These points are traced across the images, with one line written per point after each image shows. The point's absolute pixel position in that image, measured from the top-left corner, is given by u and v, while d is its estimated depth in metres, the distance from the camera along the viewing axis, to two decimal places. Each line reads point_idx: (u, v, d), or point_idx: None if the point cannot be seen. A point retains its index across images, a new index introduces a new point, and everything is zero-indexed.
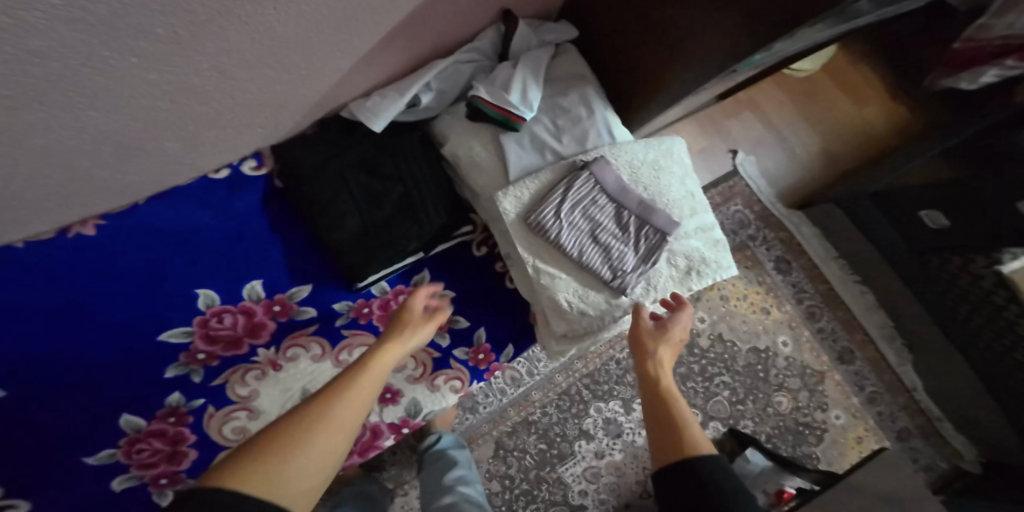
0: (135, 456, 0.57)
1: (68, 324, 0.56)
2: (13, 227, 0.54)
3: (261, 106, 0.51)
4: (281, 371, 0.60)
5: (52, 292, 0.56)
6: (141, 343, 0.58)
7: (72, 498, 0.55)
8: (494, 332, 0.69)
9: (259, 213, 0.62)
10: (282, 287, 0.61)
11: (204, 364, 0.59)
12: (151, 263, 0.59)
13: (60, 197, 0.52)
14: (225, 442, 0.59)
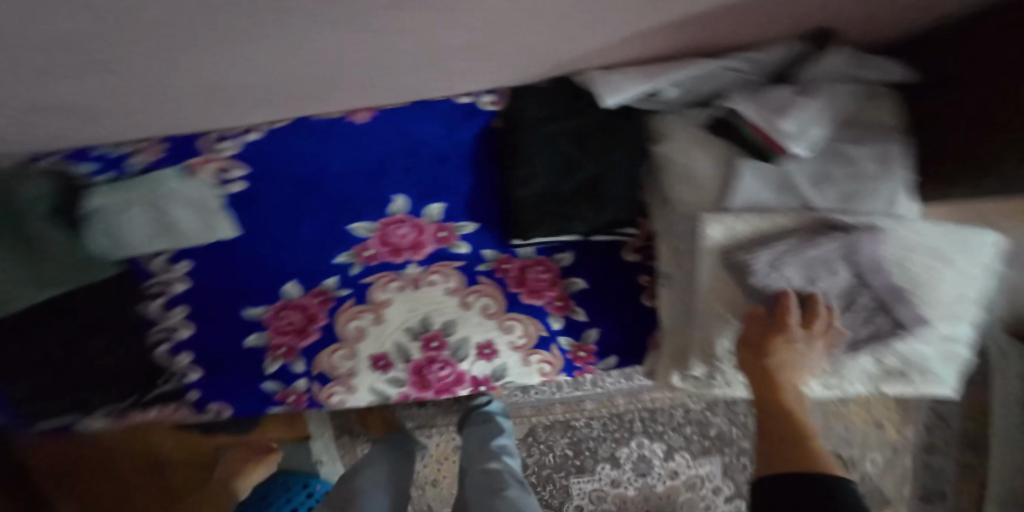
0: (277, 319, 0.70)
1: (301, 190, 0.61)
2: (313, 101, 0.51)
3: (506, 60, 0.49)
4: (417, 290, 0.71)
5: (299, 162, 0.58)
6: (333, 227, 0.66)
7: (235, 329, 0.69)
8: (604, 338, 0.69)
9: (471, 143, 0.61)
10: (456, 217, 0.67)
11: (368, 261, 0.69)
12: (375, 160, 0.61)
13: (322, 98, 0.51)
14: (344, 333, 0.71)
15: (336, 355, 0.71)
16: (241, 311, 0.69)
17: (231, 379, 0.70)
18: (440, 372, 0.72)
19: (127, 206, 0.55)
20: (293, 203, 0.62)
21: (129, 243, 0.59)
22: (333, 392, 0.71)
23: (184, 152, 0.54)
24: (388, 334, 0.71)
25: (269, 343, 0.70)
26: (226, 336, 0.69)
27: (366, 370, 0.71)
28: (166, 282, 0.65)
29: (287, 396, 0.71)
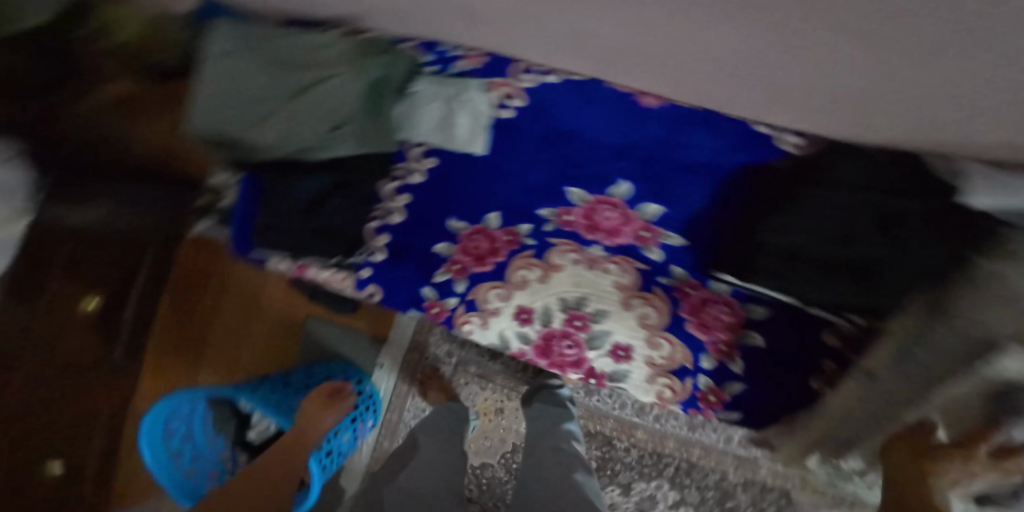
0: (467, 240, 0.74)
1: (559, 138, 0.69)
2: (617, 67, 0.56)
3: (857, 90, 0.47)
4: (590, 272, 0.71)
5: (572, 117, 0.66)
6: (558, 181, 0.72)
7: (428, 231, 0.75)
8: (744, 396, 0.67)
9: (734, 168, 0.62)
10: (669, 225, 0.68)
11: (563, 224, 0.72)
12: (635, 143, 0.65)
13: (632, 55, 0.53)
14: (508, 279, 0.73)
15: (488, 291, 0.73)
16: (447, 220, 0.75)
17: (400, 273, 0.74)
18: (567, 350, 0.74)
19: (436, 96, 0.68)
20: (541, 148, 0.71)
21: (413, 130, 0.72)
22: (471, 320, 0.74)
23: (490, 73, 0.65)
24: (541, 297, 0.72)
25: (451, 256, 0.74)
26: (419, 232, 0.76)
27: (506, 317, 0.74)
28: (411, 171, 0.75)
29: (431, 307, 0.74)
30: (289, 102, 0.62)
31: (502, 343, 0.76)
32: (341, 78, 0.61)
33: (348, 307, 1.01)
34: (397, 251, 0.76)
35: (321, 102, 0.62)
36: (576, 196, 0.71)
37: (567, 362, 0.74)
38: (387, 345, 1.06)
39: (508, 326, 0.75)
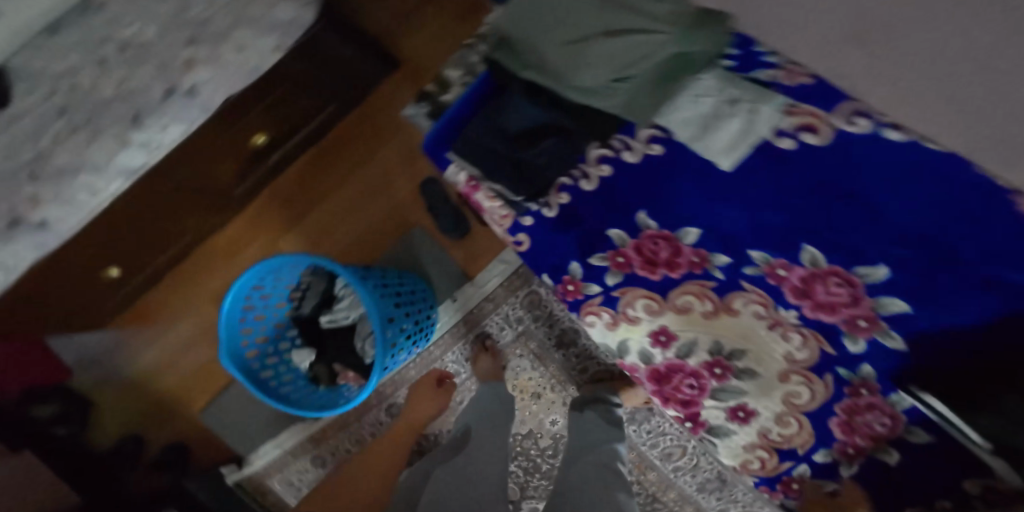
0: (648, 240, 0.62)
1: (835, 185, 0.55)
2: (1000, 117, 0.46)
3: None
4: (764, 330, 0.58)
5: (881, 175, 0.52)
6: (799, 230, 0.56)
7: (606, 210, 0.64)
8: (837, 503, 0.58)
9: None
10: (907, 330, 0.51)
11: (769, 276, 0.57)
12: (941, 232, 0.50)
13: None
14: (671, 297, 0.61)
15: (639, 299, 0.62)
16: (636, 211, 0.63)
17: (559, 238, 0.66)
18: (686, 387, 0.63)
19: (721, 92, 0.60)
20: (803, 190, 0.56)
21: (667, 111, 0.62)
22: (600, 315, 0.65)
23: (791, 93, 0.58)
24: (699, 331, 0.61)
25: (619, 247, 0.63)
26: (601, 208, 0.65)
27: (641, 332, 0.63)
28: (628, 147, 0.64)
29: (565, 283, 0.66)
30: (601, 37, 0.53)
31: (619, 348, 0.65)
32: (666, 39, 0.53)
33: (456, 230, 0.96)
34: (568, 219, 0.66)
35: (628, 47, 0.53)
36: (807, 256, 0.55)
37: (676, 399, 0.63)
38: (470, 285, 1.00)
39: (636, 338, 0.64)
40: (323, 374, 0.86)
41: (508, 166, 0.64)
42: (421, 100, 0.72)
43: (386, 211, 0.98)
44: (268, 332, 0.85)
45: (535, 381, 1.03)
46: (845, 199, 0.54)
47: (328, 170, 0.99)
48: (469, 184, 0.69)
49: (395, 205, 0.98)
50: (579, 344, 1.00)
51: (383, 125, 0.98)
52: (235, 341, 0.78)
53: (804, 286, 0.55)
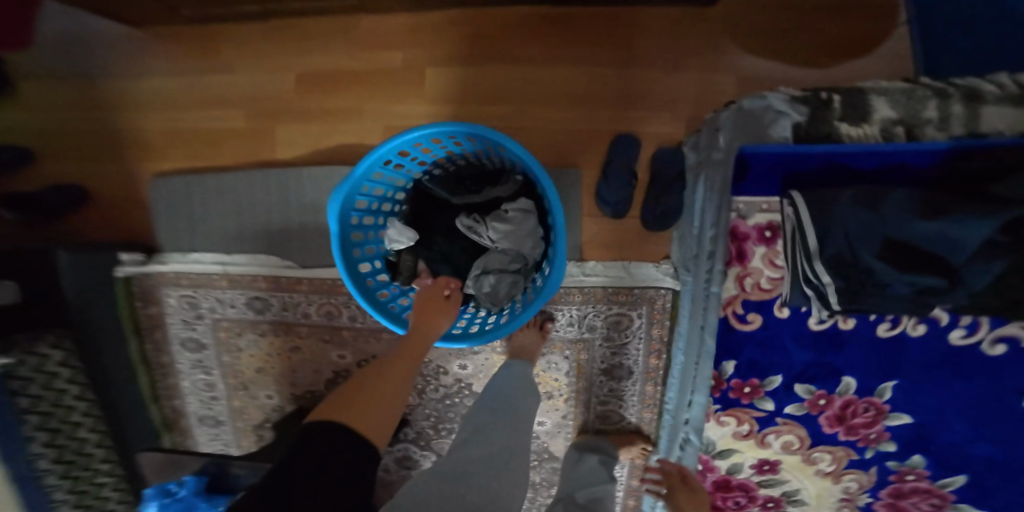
0: (860, 404, 0.73)
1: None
2: None
3: None
4: (842, 498, 0.79)
5: None
6: (977, 455, 0.72)
7: (861, 352, 0.70)
8: None
9: None
10: None
11: (904, 473, 0.76)
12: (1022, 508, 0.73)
13: None
14: (815, 450, 0.76)
15: (788, 434, 0.76)
16: (889, 379, 0.71)
17: (787, 346, 0.71)
18: (737, 501, 0.82)
19: None
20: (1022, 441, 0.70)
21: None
22: (740, 422, 0.76)
23: None
24: (797, 476, 0.79)
25: (836, 393, 0.72)
26: (866, 350, 0.70)
27: (756, 453, 0.78)
28: (964, 331, 0.67)
29: (743, 384, 0.74)
30: None
31: (721, 450, 0.79)
32: None
33: (619, 207, 0.80)
34: (829, 341, 0.70)
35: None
36: (951, 481, 0.74)
37: (720, 502, 0.83)
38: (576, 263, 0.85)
39: (745, 456, 0.79)
40: (405, 268, 0.71)
41: (848, 271, 0.54)
42: (805, 101, 0.61)
43: (560, 135, 0.83)
44: (383, 187, 0.70)
45: (548, 384, 0.90)
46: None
47: (538, 42, 0.83)
48: (759, 229, 0.67)
49: (582, 135, 0.82)
50: (620, 381, 0.88)
51: (633, 46, 0.80)
52: (359, 183, 0.64)
53: (908, 489, 0.77)
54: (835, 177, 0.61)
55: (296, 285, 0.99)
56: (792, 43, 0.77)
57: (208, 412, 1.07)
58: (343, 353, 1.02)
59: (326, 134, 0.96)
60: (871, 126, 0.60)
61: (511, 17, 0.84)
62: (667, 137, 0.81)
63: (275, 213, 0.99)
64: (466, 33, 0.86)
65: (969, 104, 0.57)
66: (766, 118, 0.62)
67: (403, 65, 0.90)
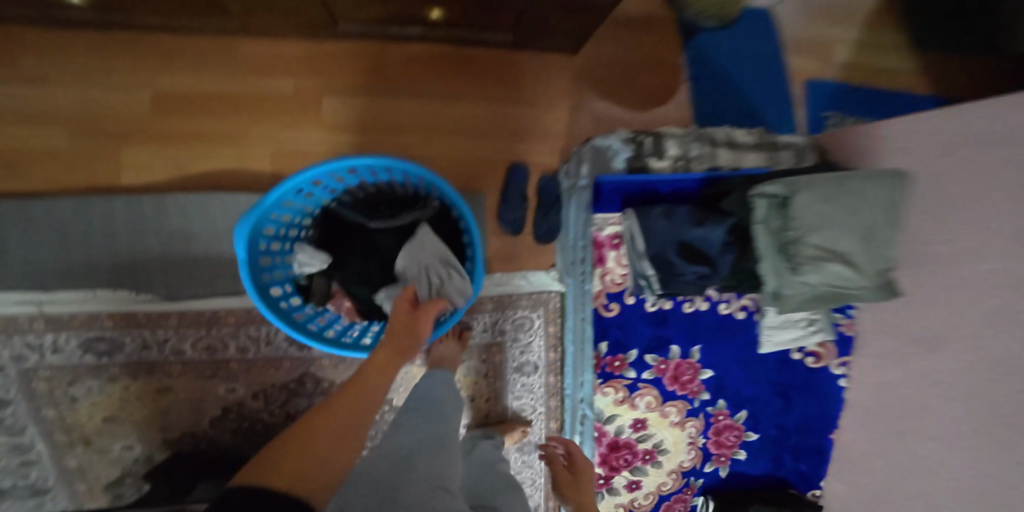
0: (686, 364, 0.98)
1: (797, 381, 1.01)
2: (910, 363, 0.88)
3: (930, 478, 0.84)
4: (685, 444, 1.00)
5: (813, 390, 1.02)
6: (765, 390, 1.01)
7: (681, 323, 0.97)
8: None
9: (796, 472, 1.04)
10: (747, 465, 1.03)
11: (716, 414, 1.00)
12: (800, 425, 1.03)
13: (929, 370, 0.85)
14: (664, 404, 0.98)
15: (647, 394, 0.98)
16: (696, 343, 0.98)
17: (633, 325, 0.96)
18: (620, 461, 0.98)
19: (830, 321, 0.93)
20: (787, 372, 1.01)
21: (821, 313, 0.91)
22: (616, 391, 0.96)
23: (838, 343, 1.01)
24: (659, 429, 0.99)
25: (669, 358, 0.97)
26: (685, 323, 0.97)
27: (631, 415, 0.98)
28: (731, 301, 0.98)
29: (614, 359, 0.96)
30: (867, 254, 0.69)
31: (609, 416, 0.97)
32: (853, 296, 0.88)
33: (512, 226, 1.01)
34: (658, 318, 0.97)
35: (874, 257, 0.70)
36: (740, 414, 1.01)
37: (613, 463, 0.98)
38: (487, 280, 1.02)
39: (623, 419, 0.98)
40: (319, 289, 0.78)
41: (661, 265, 0.79)
42: (631, 142, 0.86)
43: (452, 164, 1.01)
44: (292, 214, 0.77)
45: (476, 385, 1.05)
46: (798, 390, 1.02)
47: (429, 80, 1.01)
48: (608, 237, 0.90)
49: (476, 164, 1.02)
50: (528, 375, 1.06)
51: (508, 92, 1.02)
52: (272, 207, 0.71)
53: (720, 427, 1.01)
54: (643, 199, 0.85)
55: (162, 319, 0.96)
56: (632, 92, 1.05)
57: (23, 482, 0.97)
58: (233, 386, 1.00)
59: (197, 158, 0.98)
60: (667, 160, 0.86)
61: (404, 60, 1.00)
62: (546, 167, 1.04)
63: (121, 247, 0.95)
64: (359, 70, 1.00)
65: (735, 147, 0.88)
66: (609, 155, 0.87)
67: (294, 93, 0.99)
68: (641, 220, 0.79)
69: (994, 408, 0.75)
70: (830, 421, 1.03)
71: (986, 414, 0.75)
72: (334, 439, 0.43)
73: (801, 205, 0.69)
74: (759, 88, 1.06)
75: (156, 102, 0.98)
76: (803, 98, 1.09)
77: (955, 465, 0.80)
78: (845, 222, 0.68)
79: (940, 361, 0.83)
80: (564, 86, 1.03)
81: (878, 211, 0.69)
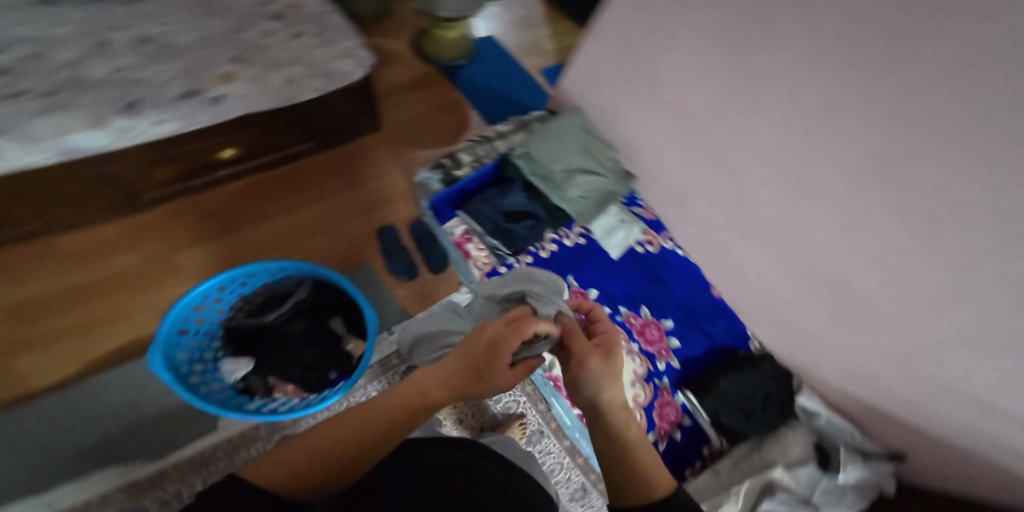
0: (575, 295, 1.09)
1: (668, 270, 1.17)
2: (675, 219, 1.18)
3: (751, 285, 1.09)
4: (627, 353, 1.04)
5: (682, 269, 1.18)
6: (653, 285, 1.15)
7: (554, 268, 1.12)
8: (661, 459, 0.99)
9: (727, 330, 1.15)
10: (684, 349, 1.10)
11: (627, 318, 1.10)
12: (694, 294, 1.17)
13: (688, 217, 1.14)
14: None
15: None
16: (570, 275, 1.12)
17: None
18: None
19: (613, 212, 1.18)
20: (654, 266, 1.17)
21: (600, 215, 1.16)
22: None
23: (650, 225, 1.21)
24: None
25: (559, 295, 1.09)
26: (558, 265, 1.12)
27: None
28: (568, 234, 1.17)
29: None
30: (586, 158, 1.12)
31: None
32: (613, 187, 1.15)
33: (405, 273, 1.22)
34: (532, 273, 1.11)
35: (592, 158, 1.13)
36: (643, 311, 1.11)
37: None
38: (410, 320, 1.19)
39: None
40: (258, 386, 1.03)
41: (501, 234, 1.08)
42: (435, 169, 1.11)
43: (326, 244, 1.22)
44: (196, 338, 1.03)
45: (459, 409, 1.29)
46: (675, 274, 1.17)
47: (255, 202, 1.24)
48: (462, 235, 1.10)
49: (352, 239, 1.24)
50: None
51: (335, 177, 1.29)
52: (172, 339, 0.97)
53: (639, 327, 1.09)
54: (463, 201, 1.12)
55: (162, 477, 0.97)
56: (434, 133, 1.36)
57: None
58: None
59: (102, 337, 1.06)
60: (468, 165, 1.13)
61: (226, 192, 1.24)
62: (409, 217, 1.29)
63: (86, 433, 0.97)
64: (193, 217, 1.21)
65: (507, 136, 1.18)
66: (427, 186, 1.13)
67: (139, 262, 1.15)
68: (470, 214, 1.09)
69: (732, 203, 1.02)
70: (706, 285, 1.19)
71: (727, 214, 1.03)
72: (338, 447, 0.55)
73: (538, 152, 1.09)
74: (506, 90, 1.44)
75: (7, 318, 1.05)
76: (538, 84, 1.50)
77: (741, 261, 1.07)
78: (566, 150, 1.11)
79: (683, 209, 1.14)
80: (383, 155, 1.33)
81: (574, 133, 1.13)
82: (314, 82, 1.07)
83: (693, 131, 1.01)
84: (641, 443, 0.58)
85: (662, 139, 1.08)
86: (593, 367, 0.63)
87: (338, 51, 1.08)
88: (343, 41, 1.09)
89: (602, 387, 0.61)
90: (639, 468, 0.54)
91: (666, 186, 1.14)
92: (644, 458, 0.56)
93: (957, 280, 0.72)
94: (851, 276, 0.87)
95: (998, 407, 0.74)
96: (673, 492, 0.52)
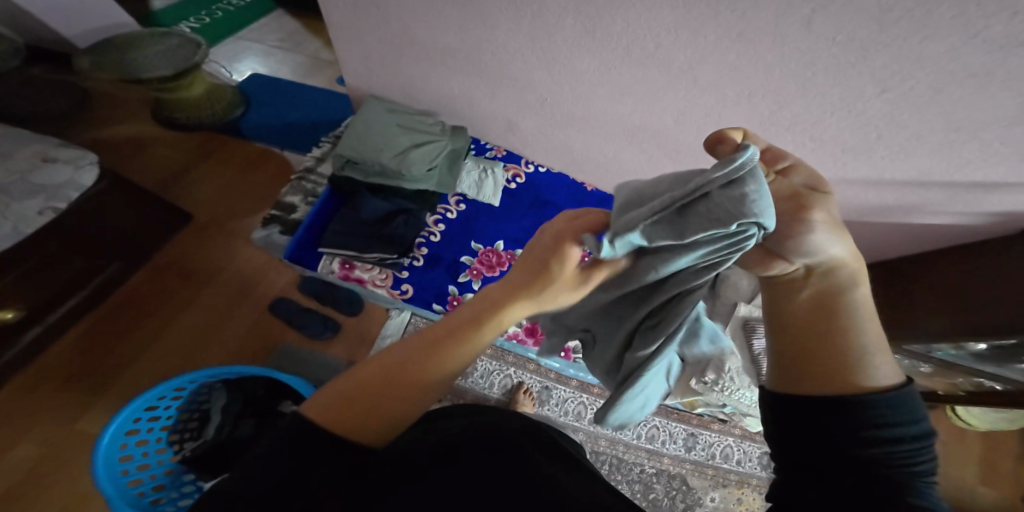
0: (486, 255, 1.08)
1: (548, 190, 1.17)
2: (519, 143, 1.18)
3: (599, 166, 1.10)
4: None
5: (558, 183, 1.19)
6: (542, 210, 1.15)
7: (454, 244, 1.09)
8: None
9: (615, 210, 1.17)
10: None
11: None
12: (579, 198, 1.17)
13: (523, 135, 1.14)
14: None
15: None
16: (471, 241, 1.09)
17: (432, 275, 1.06)
18: None
19: (472, 170, 1.16)
20: (534, 194, 1.17)
21: (458, 180, 1.14)
22: None
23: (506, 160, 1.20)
24: None
25: (471, 264, 1.07)
26: (456, 239, 1.10)
27: None
28: (448, 208, 1.13)
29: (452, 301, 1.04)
30: (405, 132, 1.09)
31: None
32: (449, 144, 1.12)
33: (327, 330, 1.18)
34: (434, 260, 1.07)
35: (410, 128, 1.10)
36: None
37: None
38: None
39: None
40: None
41: (379, 241, 1.02)
42: (269, 225, 1.08)
43: (223, 342, 1.16)
44: (160, 480, 0.98)
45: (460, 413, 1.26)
46: (552, 190, 1.18)
47: (125, 338, 1.14)
48: (343, 268, 1.05)
49: (250, 326, 1.19)
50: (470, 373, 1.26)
51: (199, 278, 1.22)
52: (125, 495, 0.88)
53: None
54: (318, 234, 1.07)
55: None
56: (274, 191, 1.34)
57: None
58: None
59: None
60: (302, 204, 1.11)
61: (74, 341, 1.13)
62: (295, 278, 1.25)
63: None
64: (59, 382, 1.08)
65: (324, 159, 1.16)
66: (275, 242, 1.09)
67: (27, 456, 1.00)
68: (330, 240, 1.02)
69: (534, 101, 1.01)
70: (581, 185, 1.19)
71: (535, 116, 1.05)
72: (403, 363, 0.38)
73: (355, 152, 1.06)
74: (302, 116, 1.44)
75: None
76: (331, 97, 1.49)
77: (573, 149, 1.09)
78: (381, 135, 1.07)
79: (506, 131, 1.15)
80: (219, 237, 1.28)
81: (379, 117, 1.09)
82: (30, 202, 0.93)
83: (458, 62, 0.99)
84: (869, 316, 0.39)
85: (445, 86, 1.08)
86: (801, 227, 0.38)
87: (25, 162, 0.97)
88: (26, 149, 0.99)
89: (824, 251, 0.38)
90: (855, 348, 0.37)
91: (484, 114, 1.13)
92: (861, 338, 0.38)
93: (715, 52, 0.71)
94: (653, 105, 0.87)
95: (837, 144, 0.75)
96: (898, 390, 0.36)
